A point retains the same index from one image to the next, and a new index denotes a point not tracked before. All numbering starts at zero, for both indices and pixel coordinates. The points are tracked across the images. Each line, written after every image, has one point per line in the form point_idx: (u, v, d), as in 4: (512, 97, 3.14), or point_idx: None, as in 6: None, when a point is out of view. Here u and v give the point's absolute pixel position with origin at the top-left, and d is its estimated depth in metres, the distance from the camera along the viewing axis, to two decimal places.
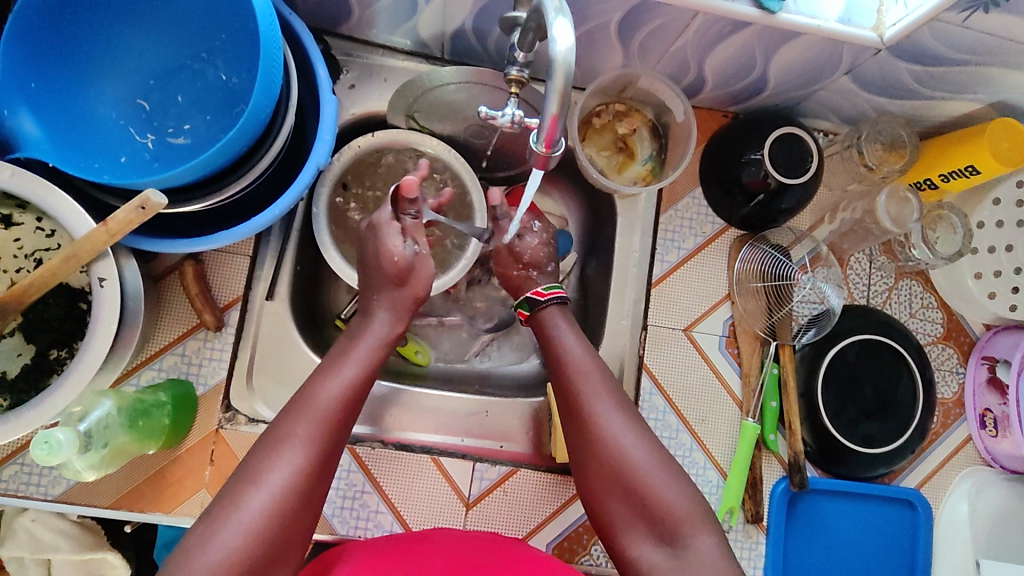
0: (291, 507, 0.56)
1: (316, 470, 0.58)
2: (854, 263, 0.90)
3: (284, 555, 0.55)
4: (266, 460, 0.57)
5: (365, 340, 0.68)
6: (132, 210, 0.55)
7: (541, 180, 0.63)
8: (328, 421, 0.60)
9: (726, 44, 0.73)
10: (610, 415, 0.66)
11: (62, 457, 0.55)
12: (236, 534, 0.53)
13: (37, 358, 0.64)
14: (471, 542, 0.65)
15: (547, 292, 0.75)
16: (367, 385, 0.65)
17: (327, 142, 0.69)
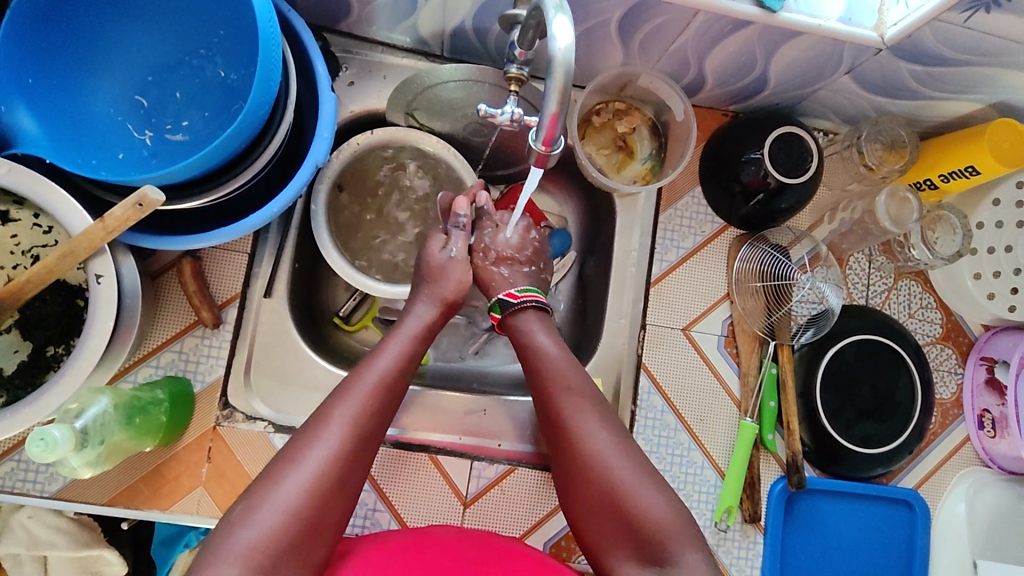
0: (327, 487, 0.56)
1: (355, 450, 0.59)
2: (854, 263, 0.90)
3: (319, 537, 0.55)
4: (307, 439, 0.58)
5: (402, 329, 0.69)
6: (130, 207, 0.55)
7: (542, 176, 0.63)
8: (368, 404, 0.61)
9: (727, 43, 0.73)
10: (590, 426, 0.66)
11: (59, 454, 0.55)
12: (275, 511, 0.53)
13: (34, 355, 0.64)
14: (464, 542, 0.65)
15: (521, 296, 0.74)
16: (406, 370, 0.66)
17: (326, 139, 0.68)
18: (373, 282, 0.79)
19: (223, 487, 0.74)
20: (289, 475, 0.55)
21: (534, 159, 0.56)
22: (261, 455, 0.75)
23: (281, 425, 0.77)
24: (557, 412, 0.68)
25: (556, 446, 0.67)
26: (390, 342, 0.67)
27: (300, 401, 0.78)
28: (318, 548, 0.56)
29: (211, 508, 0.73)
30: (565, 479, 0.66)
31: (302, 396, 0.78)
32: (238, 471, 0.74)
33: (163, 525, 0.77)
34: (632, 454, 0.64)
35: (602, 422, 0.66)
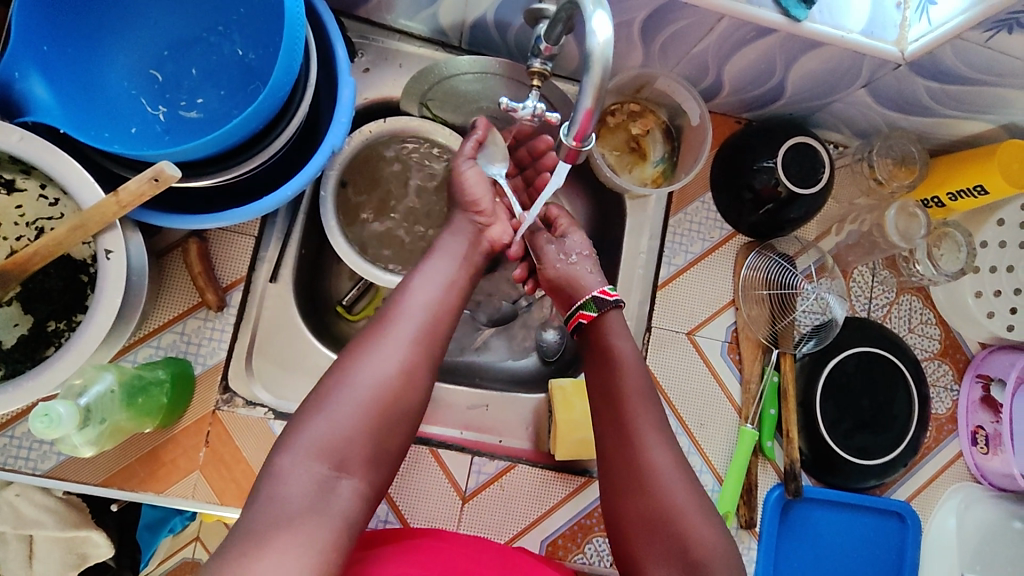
0: (396, 379, 0.61)
1: (420, 347, 0.64)
2: (858, 276, 0.91)
3: (393, 423, 0.60)
4: (376, 338, 0.63)
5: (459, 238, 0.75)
6: (145, 182, 0.53)
7: (568, 171, 0.63)
8: (429, 309, 0.67)
9: (748, 50, 0.73)
10: (649, 431, 0.66)
11: (62, 431, 0.54)
12: (352, 397, 0.58)
13: (35, 329, 0.63)
14: (487, 548, 0.64)
15: (611, 294, 0.75)
16: (464, 277, 0.72)
17: (343, 124, 0.67)
18: (367, 265, 0.79)
19: (221, 473, 0.73)
20: (361, 365, 0.60)
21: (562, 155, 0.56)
22: (259, 441, 0.74)
23: (282, 412, 0.76)
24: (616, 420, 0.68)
25: (612, 453, 0.67)
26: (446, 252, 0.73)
27: (302, 388, 0.77)
28: (394, 433, 0.60)
29: (207, 492, 0.72)
30: (612, 485, 0.66)
31: (305, 384, 0.78)
32: (236, 457, 0.73)
33: (151, 510, 0.81)
34: (663, 448, 0.65)
35: (657, 427, 0.67)
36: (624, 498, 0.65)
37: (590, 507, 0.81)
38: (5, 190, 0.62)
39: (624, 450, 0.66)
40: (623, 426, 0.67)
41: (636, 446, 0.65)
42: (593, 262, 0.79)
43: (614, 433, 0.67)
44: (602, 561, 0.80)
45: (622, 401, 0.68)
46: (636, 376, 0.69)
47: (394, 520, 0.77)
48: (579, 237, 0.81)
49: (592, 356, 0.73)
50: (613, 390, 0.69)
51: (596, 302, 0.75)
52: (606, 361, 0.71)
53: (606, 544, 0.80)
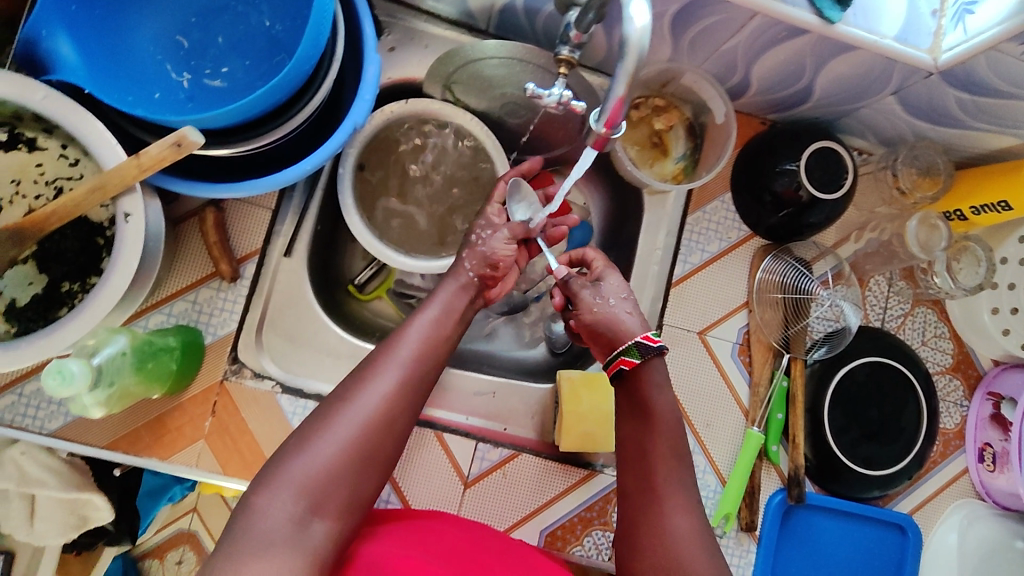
0: (375, 431, 0.57)
1: (403, 398, 0.60)
2: (874, 285, 0.90)
3: (371, 472, 0.56)
4: (358, 383, 0.60)
5: (453, 287, 0.71)
6: (168, 146, 0.53)
7: (593, 161, 0.60)
8: (416, 355, 0.63)
9: (779, 49, 0.72)
10: (675, 496, 0.64)
11: (74, 390, 0.53)
12: (329, 444, 0.55)
13: (49, 289, 0.63)
14: (507, 547, 0.63)
15: (655, 339, 0.71)
16: (453, 322, 0.69)
17: (367, 101, 0.66)
18: (379, 245, 0.80)
19: (226, 443, 0.73)
20: (342, 412, 0.57)
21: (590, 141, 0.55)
22: (266, 413, 0.74)
23: (289, 387, 0.76)
24: (648, 482, 0.65)
25: (636, 510, 0.65)
26: (439, 299, 0.70)
27: (310, 363, 0.78)
28: (371, 483, 0.57)
29: (211, 462, 0.73)
30: (628, 543, 0.64)
31: (314, 359, 0.78)
32: (242, 429, 0.74)
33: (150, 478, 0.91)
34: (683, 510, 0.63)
35: (683, 488, 0.65)
36: (638, 554, 0.62)
37: (592, 500, 0.81)
38: (26, 148, 0.62)
39: (648, 510, 0.64)
40: (651, 491, 0.65)
41: (660, 506, 0.63)
42: (633, 305, 0.74)
43: (638, 497, 0.65)
44: (601, 554, 0.80)
45: (655, 467, 0.66)
46: (669, 437, 0.67)
47: (395, 500, 0.77)
48: (617, 280, 0.76)
49: (626, 415, 0.71)
50: (647, 453, 0.67)
51: (640, 348, 0.70)
52: (646, 418, 0.69)
53: (605, 538, 0.80)
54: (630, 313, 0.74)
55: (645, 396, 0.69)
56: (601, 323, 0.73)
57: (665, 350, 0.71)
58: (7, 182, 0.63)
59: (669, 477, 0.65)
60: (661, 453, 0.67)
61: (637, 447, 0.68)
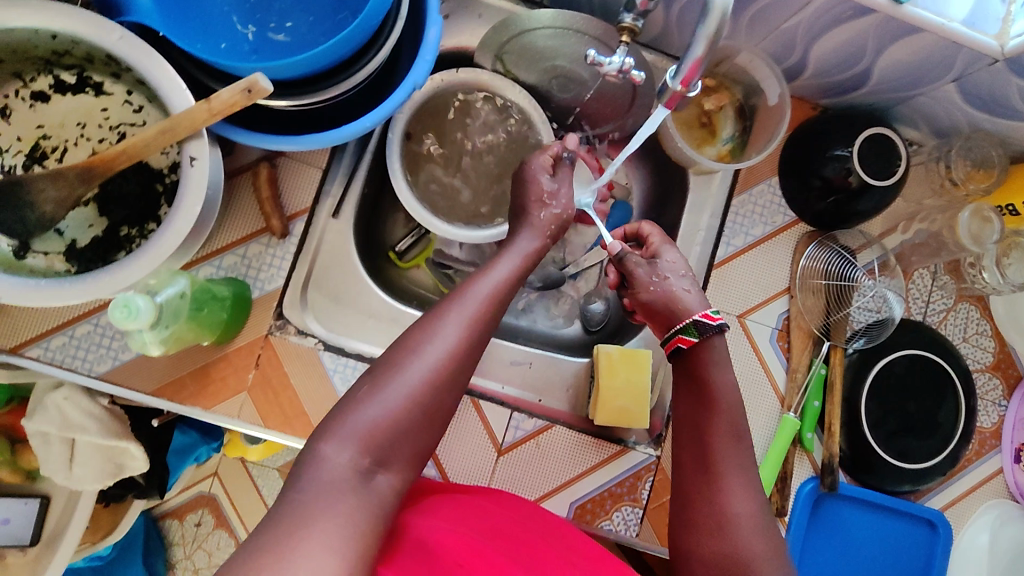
0: (435, 389, 0.56)
1: (462, 357, 0.59)
2: (917, 278, 0.88)
3: (425, 433, 0.56)
4: (425, 334, 0.59)
5: (520, 245, 0.70)
6: (238, 92, 0.53)
7: (661, 120, 0.64)
8: (482, 312, 0.62)
9: (842, 29, 0.71)
10: (735, 478, 0.63)
11: (137, 325, 0.55)
12: (389, 405, 0.54)
13: (108, 232, 0.64)
14: (549, 524, 0.63)
15: (715, 317, 0.69)
16: (520, 281, 0.68)
17: (427, 62, 0.65)
18: (426, 214, 0.79)
19: (268, 396, 0.74)
20: (410, 364, 0.56)
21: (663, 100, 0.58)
22: (307, 370, 0.75)
23: (332, 346, 0.77)
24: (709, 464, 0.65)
25: (696, 490, 0.64)
26: (506, 256, 0.68)
27: (352, 323, 0.79)
28: (429, 435, 0.57)
29: (252, 414, 0.74)
30: (685, 521, 0.64)
31: (355, 320, 0.80)
32: (284, 384, 0.75)
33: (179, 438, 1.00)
34: (744, 493, 0.63)
35: (744, 470, 0.64)
36: (695, 537, 0.62)
37: (624, 475, 0.80)
38: (93, 92, 0.62)
39: (706, 492, 0.63)
40: (709, 472, 0.64)
41: (720, 487, 0.63)
42: (691, 282, 0.73)
43: (697, 478, 0.65)
44: (628, 530, 0.80)
45: (715, 449, 0.65)
46: (729, 418, 0.66)
47: (429, 464, 0.78)
48: (676, 257, 0.74)
49: (686, 394, 0.69)
50: (705, 433, 0.66)
51: (697, 327, 0.69)
52: (703, 396, 0.68)
53: (634, 515, 0.80)
54: (689, 289, 0.73)
55: (705, 376, 0.68)
56: (657, 300, 0.73)
57: (726, 328, 0.69)
58: (72, 124, 0.63)
59: (723, 453, 0.65)
60: (720, 434, 0.65)
61: (695, 427, 0.67)
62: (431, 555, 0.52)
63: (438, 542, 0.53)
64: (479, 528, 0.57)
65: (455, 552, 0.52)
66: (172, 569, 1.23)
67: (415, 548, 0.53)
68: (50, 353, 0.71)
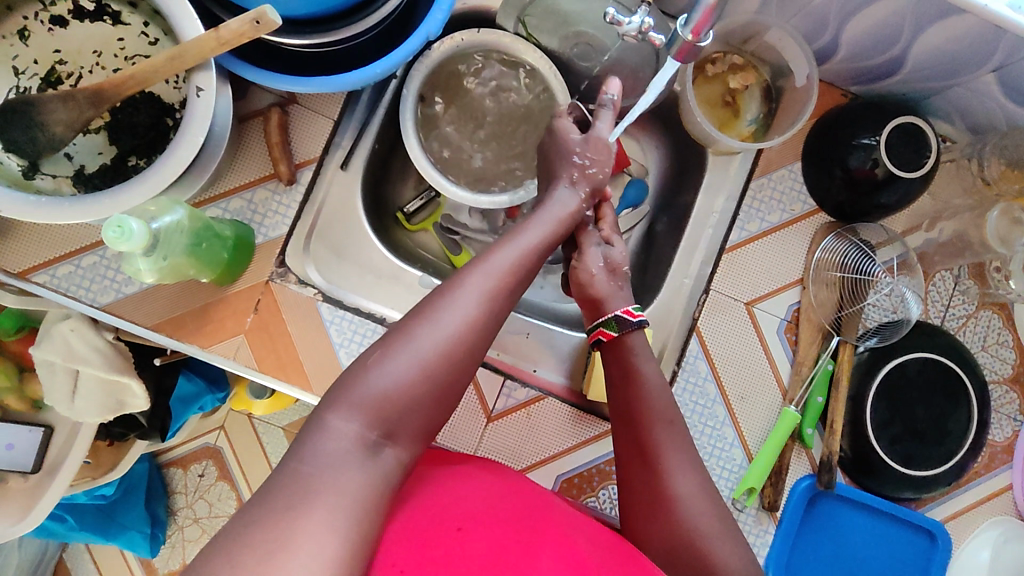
0: (455, 356, 0.53)
1: (483, 326, 0.55)
2: (938, 281, 0.84)
3: (441, 403, 0.53)
4: (442, 302, 0.55)
5: (548, 215, 0.66)
6: (246, 23, 0.53)
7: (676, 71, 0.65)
8: (503, 282, 0.58)
9: (878, 7, 0.68)
10: (673, 458, 0.64)
11: (129, 247, 0.55)
12: (405, 369, 0.51)
13: (116, 161, 0.64)
14: (535, 496, 0.63)
15: (637, 315, 0.71)
16: (544, 253, 0.63)
17: (442, 13, 0.65)
18: (439, 176, 0.78)
19: (264, 341, 0.74)
20: (424, 331, 0.53)
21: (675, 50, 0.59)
22: (305, 318, 0.75)
23: (330, 297, 0.77)
24: (647, 444, 0.65)
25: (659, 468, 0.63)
26: (536, 224, 0.65)
27: (352, 277, 0.80)
28: (444, 407, 0.54)
29: (248, 357, 0.74)
30: (632, 510, 0.65)
31: (355, 274, 0.80)
32: (280, 330, 0.74)
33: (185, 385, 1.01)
34: (687, 471, 0.64)
35: (685, 453, 0.65)
36: (641, 521, 0.64)
37: (614, 454, 0.79)
38: (110, 21, 0.63)
39: (648, 474, 0.64)
40: (648, 463, 0.65)
41: (659, 472, 0.64)
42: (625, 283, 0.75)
43: (635, 461, 0.65)
44: (614, 509, 0.78)
45: (652, 430, 0.66)
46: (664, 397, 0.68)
47: None
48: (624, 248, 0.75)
49: (614, 385, 0.70)
50: (636, 419, 0.66)
51: (620, 322, 0.71)
52: (631, 385, 0.68)
53: None
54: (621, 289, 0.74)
55: (631, 367, 0.69)
56: (591, 292, 0.73)
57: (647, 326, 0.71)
58: (88, 52, 0.63)
59: (663, 438, 0.65)
60: (653, 417, 0.66)
61: (624, 407, 0.68)
62: (434, 515, 0.55)
63: (440, 504, 0.56)
64: (480, 491, 0.59)
65: (457, 514, 0.56)
66: (172, 517, 1.25)
67: (418, 506, 0.55)
68: (56, 281, 0.72)
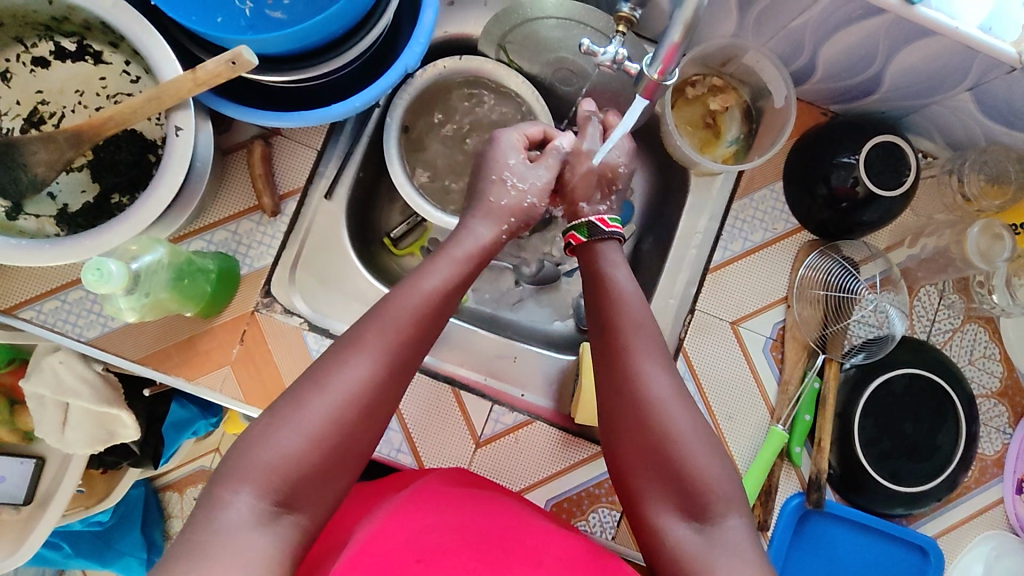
0: (349, 421, 0.54)
1: (377, 385, 0.56)
2: (923, 295, 0.85)
3: (343, 467, 0.54)
4: (335, 364, 0.56)
5: (455, 251, 0.66)
6: (222, 64, 0.53)
7: (642, 109, 0.66)
8: (403, 334, 0.58)
9: (851, 31, 0.69)
10: (645, 362, 0.63)
11: (110, 288, 0.56)
12: (294, 436, 0.51)
13: (99, 198, 0.65)
14: (504, 510, 0.64)
15: (611, 224, 0.72)
16: (453, 292, 0.64)
17: (421, 46, 0.65)
18: (422, 203, 0.77)
19: (250, 372, 0.74)
20: (311, 397, 0.54)
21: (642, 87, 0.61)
22: (291, 348, 0.75)
23: (317, 326, 0.77)
24: (618, 349, 0.65)
25: (623, 417, 0.62)
26: (436, 264, 0.64)
27: (338, 306, 0.79)
28: (346, 470, 0.54)
29: (234, 388, 0.74)
30: (612, 419, 0.64)
31: (341, 302, 0.79)
32: (266, 360, 0.75)
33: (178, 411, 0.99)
34: (662, 371, 0.63)
35: (661, 360, 0.64)
36: (616, 427, 0.63)
37: (602, 477, 0.79)
38: (92, 61, 0.64)
39: (620, 383, 0.63)
40: (618, 362, 0.64)
41: (631, 377, 0.63)
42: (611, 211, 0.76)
43: (609, 368, 0.65)
44: (604, 532, 0.78)
45: (627, 336, 0.65)
46: (639, 318, 0.66)
47: (407, 451, 0.78)
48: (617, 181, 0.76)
49: (588, 292, 0.70)
50: (608, 325, 0.66)
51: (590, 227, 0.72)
52: (599, 290, 0.68)
53: (611, 517, 0.78)
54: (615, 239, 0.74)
55: (601, 272, 0.69)
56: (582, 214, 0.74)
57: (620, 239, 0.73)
58: (71, 91, 0.64)
59: (635, 335, 0.65)
60: (628, 324, 0.65)
61: (597, 310, 0.68)
62: (400, 541, 0.55)
63: (404, 530, 0.57)
64: (454, 517, 0.60)
65: (420, 546, 0.55)
66: (167, 541, 1.21)
67: (391, 527, 0.56)
68: (42, 316, 0.73)
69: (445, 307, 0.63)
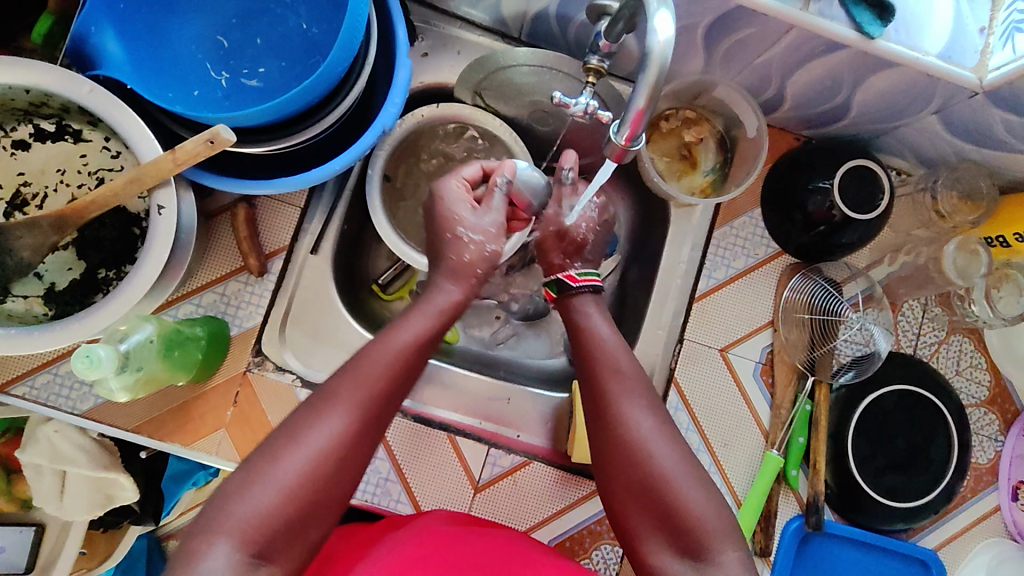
0: (321, 481, 0.54)
1: (351, 440, 0.56)
2: (906, 310, 0.87)
3: (319, 517, 0.54)
4: (308, 421, 0.55)
5: (435, 302, 0.65)
6: (201, 143, 0.55)
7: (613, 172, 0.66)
8: (378, 388, 0.58)
9: (815, 64, 0.70)
10: (629, 403, 0.64)
11: (100, 373, 0.58)
12: (263, 497, 0.52)
13: (86, 275, 0.65)
14: (502, 544, 0.64)
15: (580, 279, 0.73)
16: (429, 342, 0.63)
17: (396, 106, 0.66)
18: (403, 247, 0.78)
19: (246, 432, 0.75)
20: (272, 461, 0.53)
21: (609, 152, 0.59)
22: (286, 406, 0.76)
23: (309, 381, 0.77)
24: (601, 393, 0.65)
25: (613, 459, 0.63)
26: (416, 314, 0.64)
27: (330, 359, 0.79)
28: (320, 524, 0.54)
29: (231, 450, 0.74)
30: (602, 461, 0.64)
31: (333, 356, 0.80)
32: (261, 419, 0.75)
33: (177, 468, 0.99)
34: (646, 410, 0.64)
35: (646, 400, 0.65)
36: (606, 468, 0.63)
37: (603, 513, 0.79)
38: (72, 139, 0.64)
39: (607, 426, 0.64)
40: (601, 405, 0.65)
41: (615, 419, 0.64)
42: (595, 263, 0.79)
43: (594, 411, 0.66)
44: (608, 568, 0.79)
45: (607, 380, 0.66)
46: (621, 361, 0.67)
47: (407, 500, 0.78)
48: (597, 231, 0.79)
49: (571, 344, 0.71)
50: (591, 369, 0.67)
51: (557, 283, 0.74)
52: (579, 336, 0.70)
53: (614, 553, 0.79)
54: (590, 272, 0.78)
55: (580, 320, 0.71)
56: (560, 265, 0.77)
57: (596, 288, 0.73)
58: (52, 170, 0.65)
59: (617, 377, 0.66)
60: (609, 366, 0.66)
61: (579, 355, 0.70)
62: None
63: None
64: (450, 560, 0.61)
65: None
66: None
67: None
68: (35, 390, 0.73)
69: (421, 356, 0.62)
